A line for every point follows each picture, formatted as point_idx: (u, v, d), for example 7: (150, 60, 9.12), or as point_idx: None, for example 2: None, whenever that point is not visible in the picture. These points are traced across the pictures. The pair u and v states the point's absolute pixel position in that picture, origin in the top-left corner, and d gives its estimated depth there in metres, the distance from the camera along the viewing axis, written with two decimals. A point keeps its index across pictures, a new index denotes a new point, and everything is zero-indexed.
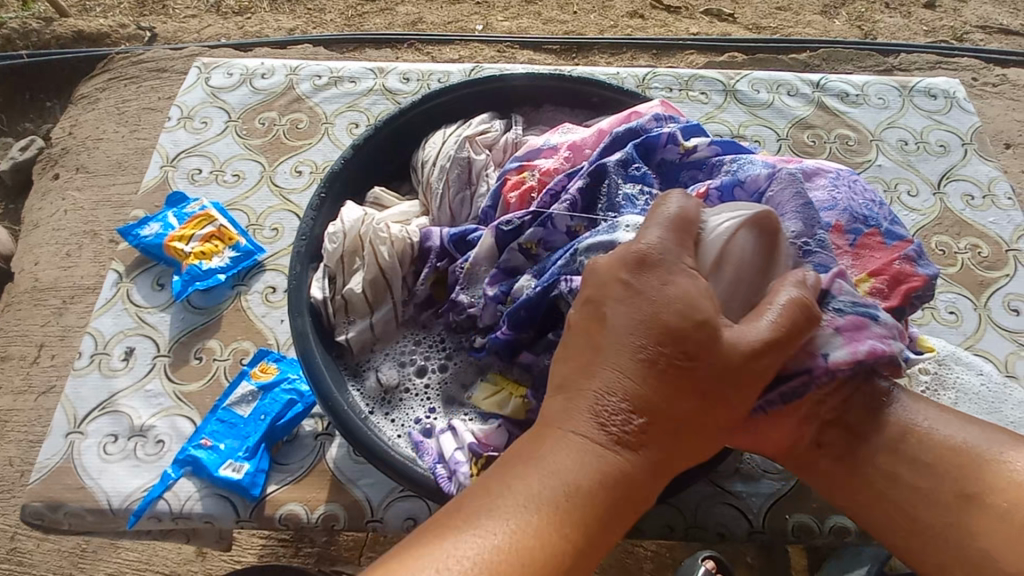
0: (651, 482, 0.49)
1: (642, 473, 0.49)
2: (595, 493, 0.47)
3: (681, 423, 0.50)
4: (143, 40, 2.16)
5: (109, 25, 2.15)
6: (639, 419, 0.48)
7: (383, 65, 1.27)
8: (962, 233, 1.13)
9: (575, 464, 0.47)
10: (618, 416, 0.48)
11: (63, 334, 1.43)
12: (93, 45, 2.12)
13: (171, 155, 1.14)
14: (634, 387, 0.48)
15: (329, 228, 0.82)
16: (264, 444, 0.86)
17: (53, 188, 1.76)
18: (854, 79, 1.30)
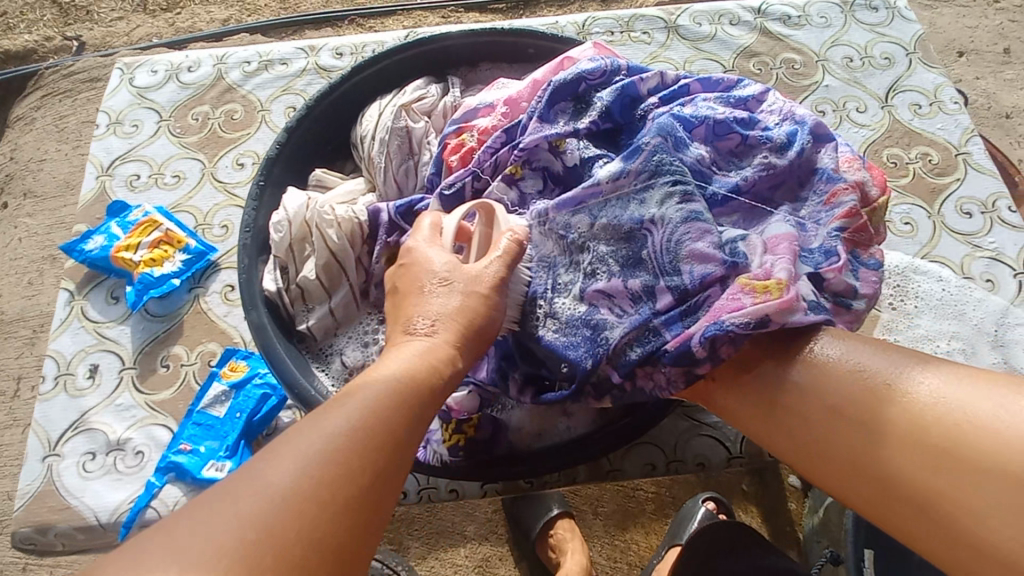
0: (457, 359, 0.56)
1: (447, 354, 0.55)
2: (417, 376, 0.52)
3: (464, 322, 0.57)
4: (72, 50, 2.11)
5: (33, 40, 2.08)
6: (443, 327, 0.56)
7: (314, 43, 1.22)
8: (912, 143, 1.13)
9: (395, 360, 0.53)
10: (422, 325, 0.56)
11: (41, 362, 1.40)
12: (20, 63, 2.04)
13: (105, 164, 1.10)
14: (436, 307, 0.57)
15: (273, 217, 0.81)
16: (244, 441, 0.87)
17: None
18: (795, 0, 1.28)
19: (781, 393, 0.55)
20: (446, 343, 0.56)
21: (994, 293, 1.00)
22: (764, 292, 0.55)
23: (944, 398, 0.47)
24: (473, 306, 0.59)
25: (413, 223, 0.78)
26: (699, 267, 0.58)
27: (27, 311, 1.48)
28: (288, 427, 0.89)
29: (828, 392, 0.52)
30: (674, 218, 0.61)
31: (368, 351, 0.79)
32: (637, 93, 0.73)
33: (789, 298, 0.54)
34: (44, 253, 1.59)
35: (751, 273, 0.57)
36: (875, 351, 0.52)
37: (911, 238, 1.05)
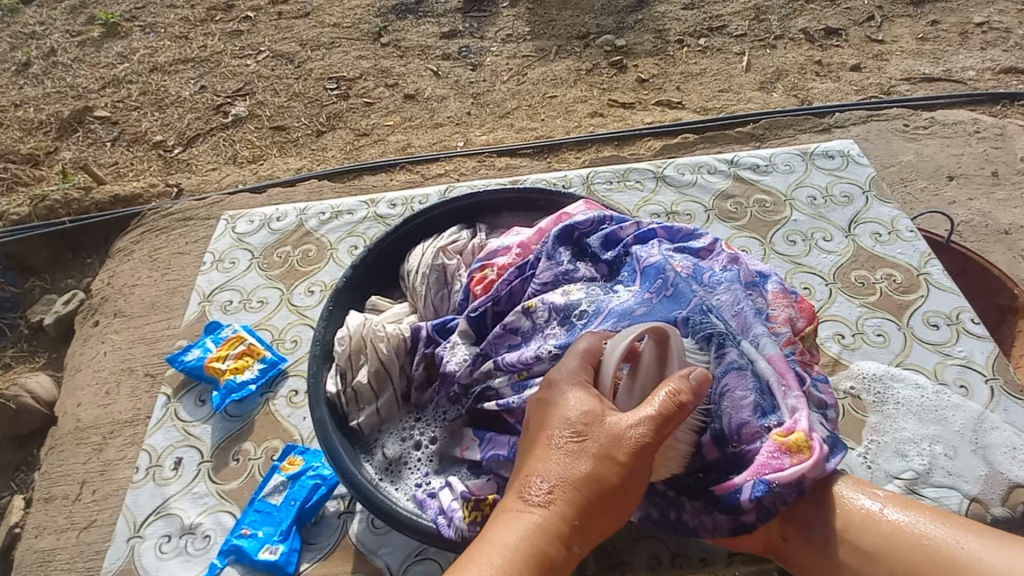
0: (573, 534, 0.62)
1: (561, 526, 0.62)
2: (531, 556, 0.60)
3: (587, 491, 0.63)
4: (171, 194, 2.54)
5: (142, 187, 2.56)
6: (562, 498, 0.63)
7: (374, 197, 1.55)
8: (877, 266, 1.31)
9: (511, 538, 0.61)
10: (540, 494, 0.64)
11: (104, 469, 1.59)
12: (128, 205, 2.50)
13: (207, 292, 1.39)
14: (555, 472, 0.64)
15: (338, 333, 1.02)
16: (295, 526, 1.01)
17: (93, 333, 2.00)
18: (762, 153, 1.56)
19: (821, 533, 0.73)
20: (561, 517, 0.62)
21: (969, 398, 1.09)
22: (798, 453, 0.71)
23: (943, 537, 0.67)
24: (601, 468, 0.64)
25: (446, 338, 0.98)
26: (739, 428, 0.75)
27: (108, 417, 1.71)
28: (333, 515, 1.03)
29: (854, 534, 0.72)
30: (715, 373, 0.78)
31: (405, 444, 0.95)
32: (617, 240, 0.95)
33: (816, 457, 0.71)
34: (123, 365, 1.84)
35: (784, 429, 0.73)
36: (884, 504, 0.73)
37: (885, 348, 1.18)
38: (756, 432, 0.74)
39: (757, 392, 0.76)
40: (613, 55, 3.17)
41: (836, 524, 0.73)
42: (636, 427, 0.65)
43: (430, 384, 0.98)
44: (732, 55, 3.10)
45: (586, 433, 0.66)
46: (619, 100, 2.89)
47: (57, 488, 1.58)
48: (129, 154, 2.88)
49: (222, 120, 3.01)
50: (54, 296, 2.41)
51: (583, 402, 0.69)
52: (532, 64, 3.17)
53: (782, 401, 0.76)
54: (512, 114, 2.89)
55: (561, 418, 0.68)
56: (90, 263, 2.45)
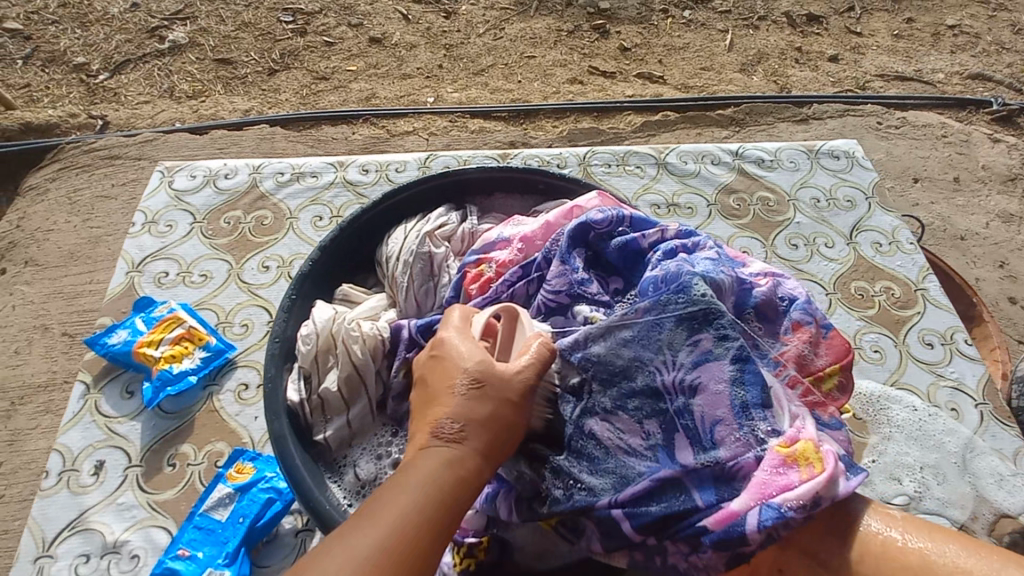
0: (484, 467, 0.57)
1: (468, 464, 0.56)
2: (438, 487, 0.53)
3: (493, 423, 0.58)
4: (95, 128, 2.19)
5: (58, 116, 2.19)
6: (470, 433, 0.57)
7: (343, 159, 1.35)
8: (876, 277, 1.27)
9: (417, 481, 0.53)
10: (452, 429, 0.57)
11: (8, 439, 1.36)
12: (43, 136, 2.14)
13: (137, 260, 1.17)
14: (462, 410, 0.58)
15: (302, 329, 0.87)
16: (244, 548, 0.87)
17: None
18: (767, 147, 1.47)
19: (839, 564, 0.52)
20: (475, 450, 0.57)
21: (959, 421, 1.08)
22: (807, 464, 0.54)
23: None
24: (502, 411, 0.59)
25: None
26: (724, 444, 0.57)
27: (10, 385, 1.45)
28: (289, 534, 0.90)
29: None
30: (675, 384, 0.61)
31: (381, 463, 0.83)
32: (638, 247, 0.81)
33: (832, 470, 0.53)
34: (32, 323, 1.58)
35: (785, 436, 0.56)
36: (935, 536, 0.52)
37: (880, 365, 1.15)
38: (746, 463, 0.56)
39: (752, 389, 0.59)
40: (596, 17, 2.97)
41: (850, 557, 0.52)
42: (519, 373, 0.62)
43: (412, 394, 0.86)
44: (715, 31, 2.97)
45: (484, 376, 0.60)
46: (600, 67, 2.72)
47: None
48: (43, 75, 2.45)
49: (156, 45, 2.61)
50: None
51: (486, 362, 0.61)
52: (510, 19, 2.92)
53: (783, 405, 0.60)
54: (487, 72, 2.66)
55: (465, 365, 0.60)
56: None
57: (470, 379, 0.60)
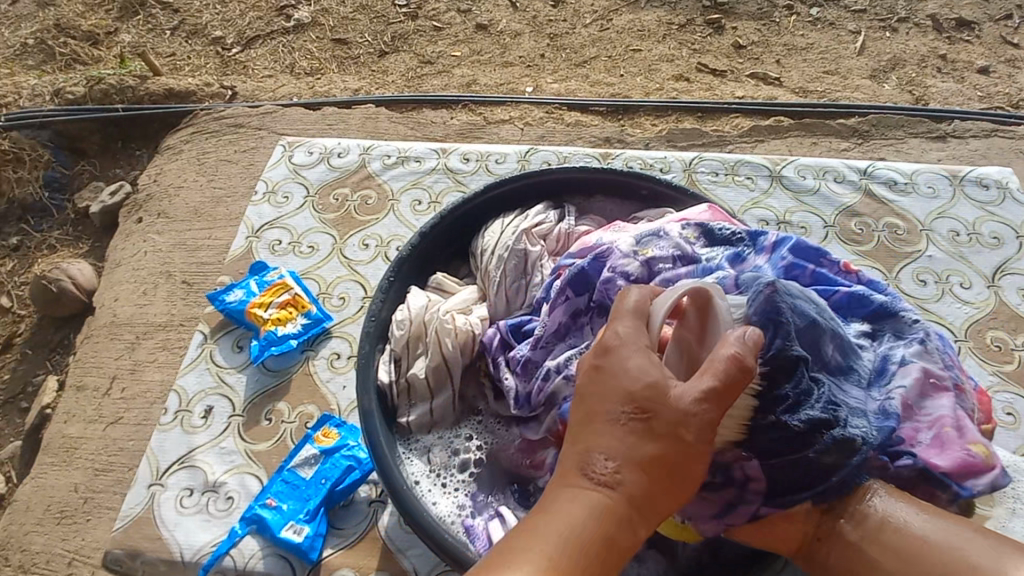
0: (637, 521, 0.51)
1: (623, 521, 0.50)
2: (590, 541, 0.49)
3: (653, 469, 0.51)
4: (225, 97, 2.39)
5: (196, 84, 2.40)
6: (629, 478, 0.51)
7: (446, 147, 1.38)
8: (1020, 330, 1.11)
9: (558, 518, 0.50)
10: (604, 471, 0.51)
11: (133, 367, 1.55)
12: (181, 101, 2.36)
13: (256, 226, 1.27)
14: (621, 451, 0.51)
15: (397, 314, 0.91)
16: (323, 508, 0.93)
17: (136, 230, 1.93)
18: (902, 168, 1.32)
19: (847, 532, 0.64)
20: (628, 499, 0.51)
21: None
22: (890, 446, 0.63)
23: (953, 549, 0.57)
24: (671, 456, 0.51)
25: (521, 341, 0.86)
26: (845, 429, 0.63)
27: (138, 322, 1.65)
28: (364, 502, 0.95)
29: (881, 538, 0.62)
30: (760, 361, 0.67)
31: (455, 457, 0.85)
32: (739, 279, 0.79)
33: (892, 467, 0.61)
34: (160, 268, 1.77)
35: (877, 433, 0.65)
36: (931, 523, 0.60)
37: (1012, 432, 1.01)
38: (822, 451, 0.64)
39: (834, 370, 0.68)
40: (712, 11, 2.81)
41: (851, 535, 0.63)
42: (701, 405, 0.51)
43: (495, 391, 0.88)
44: (846, 32, 2.71)
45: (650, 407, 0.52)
46: (710, 65, 2.58)
47: (89, 378, 1.56)
48: (187, 46, 2.72)
49: (283, 23, 2.80)
50: (100, 184, 2.33)
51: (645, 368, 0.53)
52: (619, 10, 2.84)
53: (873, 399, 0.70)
54: (589, 64, 2.61)
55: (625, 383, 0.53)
56: (138, 156, 2.36)
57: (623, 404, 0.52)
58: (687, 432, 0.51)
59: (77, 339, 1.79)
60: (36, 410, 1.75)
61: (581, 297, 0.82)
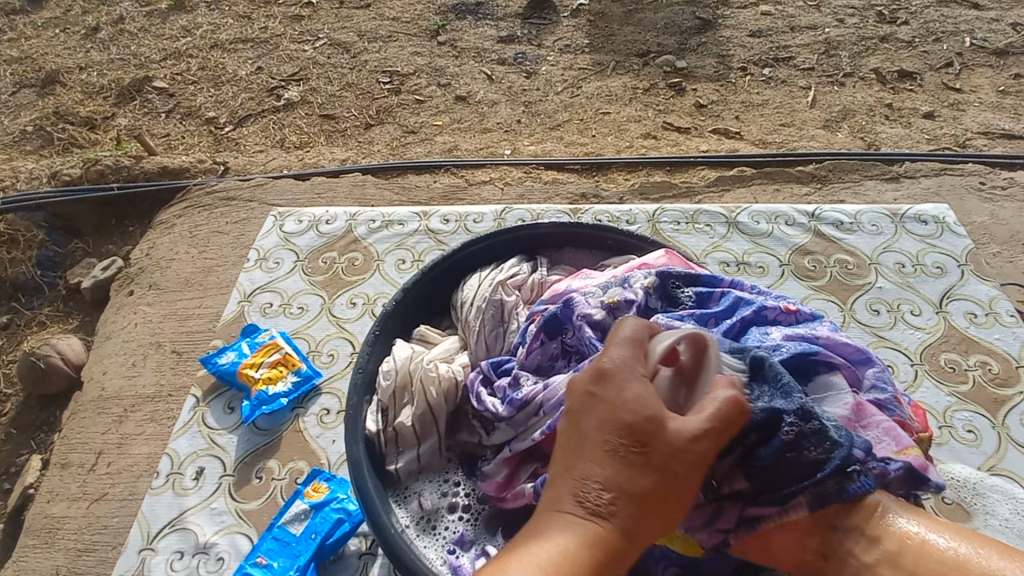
0: (628, 550, 0.54)
1: (619, 546, 0.53)
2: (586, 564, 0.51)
3: (649, 500, 0.54)
4: (218, 172, 2.51)
5: (190, 161, 2.53)
6: (622, 510, 0.53)
7: (427, 210, 1.49)
8: (970, 350, 1.18)
9: (557, 534, 0.52)
10: (598, 500, 0.53)
11: (121, 441, 1.56)
12: (174, 178, 2.48)
13: (248, 291, 1.34)
14: (612, 478, 0.54)
15: (383, 365, 0.96)
16: (314, 562, 0.94)
17: (127, 303, 1.99)
18: (847, 209, 1.44)
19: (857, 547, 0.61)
20: (621, 528, 0.53)
21: None
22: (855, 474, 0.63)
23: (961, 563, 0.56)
24: (662, 485, 0.54)
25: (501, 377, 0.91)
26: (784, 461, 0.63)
27: (128, 394, 1.67)
28: (354, 555, 0.97)
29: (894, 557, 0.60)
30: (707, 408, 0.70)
31: (444, 499, 0.88)
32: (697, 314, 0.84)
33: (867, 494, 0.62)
34: (151, 339, 1.82)
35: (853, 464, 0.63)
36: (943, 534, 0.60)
37: (975, 448, 1.05)
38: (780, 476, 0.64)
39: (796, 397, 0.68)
40: (672, 76, 3.06)
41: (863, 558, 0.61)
42: (697, 440, 0.56)
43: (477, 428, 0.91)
44: (797, 88, 2.96)
45: (647, 440, 0.55)
46: (674, 123, 2.78)
47: (74, 455, 1.56)
48: (181, 127, 2.89)
49: (273, 103, 3.00)
50: (93, 260, 2.39)
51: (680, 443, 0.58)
52: (588, 78, 3.09)
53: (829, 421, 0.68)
54: (562, 127, 2.81)
55: (622, 415, 0.56)
56: (132, 232, 2.44)
57: (619, 435, 0.55)
58: (679, 466, 0.55)
59: (65, 414, 1.80)
60: (19, 490, 1.73)
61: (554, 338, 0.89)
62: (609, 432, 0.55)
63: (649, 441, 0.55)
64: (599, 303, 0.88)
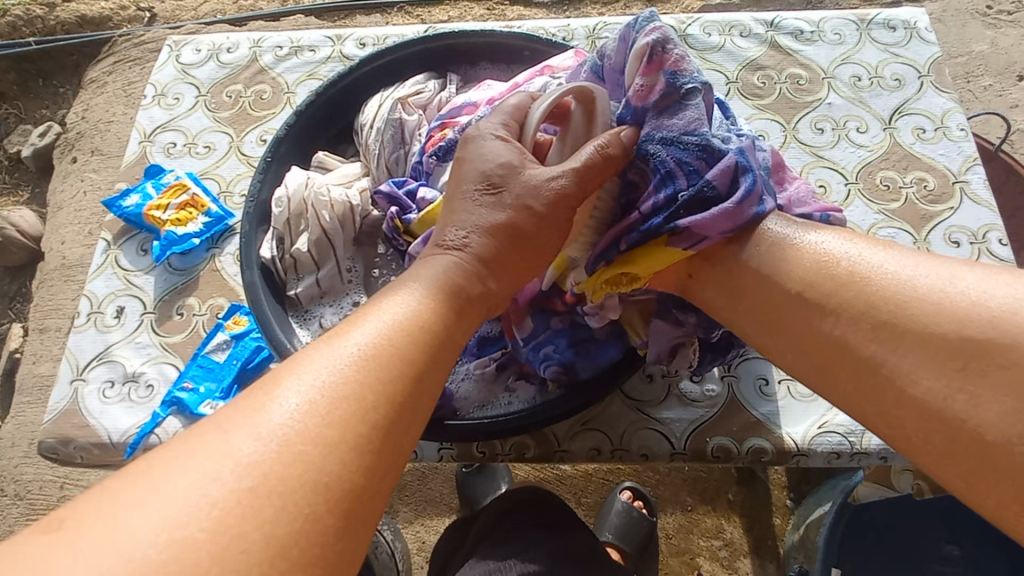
0: (485, 277, 0.62)
1: (452, 311, 0.59)
2: (418, 327, 0.56)
3: (499, 234, 0.63)
4: (144, 21, 2.20)
5: (109, 8, 2.16)
6: (475, 241, 0.62)
7: (341, 32, 1.31)
8: (910, 167, 1.13)
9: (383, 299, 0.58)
10: (455, 238, 0.63)
11: None
12: (98, 29, 2.13)
13: (148, 131, 1.23)
14: (474, 222, 0.63)
15: (276, 193, 0.91)
16: (237, 385, 0.99)
17: (73, 170, 1.86)
18: (810, 16, 1.28)
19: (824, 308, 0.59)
20: (474, 259, 0.62)
21: None
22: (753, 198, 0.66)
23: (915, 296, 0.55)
24: (519, 216, 0.63)
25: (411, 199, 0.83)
26: (715, 169, 0.63)
27: (77, 257, 1.60)
28: None
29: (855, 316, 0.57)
30: (726, 149, 0.64)
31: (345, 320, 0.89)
32: None
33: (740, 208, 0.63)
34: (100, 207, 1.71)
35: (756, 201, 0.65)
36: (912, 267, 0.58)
37: None
38: (741, 176, 0.64)
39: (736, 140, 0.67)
40: None
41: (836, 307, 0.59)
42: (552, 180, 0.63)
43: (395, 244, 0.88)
44: None
45: (502, 182, 0.64)
46: None
47: (51, 320, 1.58)
48: None
49: None
50: (29, 126, 2.22)
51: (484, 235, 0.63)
52: None
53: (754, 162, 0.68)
54: None
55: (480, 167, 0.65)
56: (64, 93, 2.22)
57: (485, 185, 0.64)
58: (539, 203, 0.62)
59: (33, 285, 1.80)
60: (6, 356, 1.81)
61: (444, 163, 0.80)
62: (468, 183, 0.65)
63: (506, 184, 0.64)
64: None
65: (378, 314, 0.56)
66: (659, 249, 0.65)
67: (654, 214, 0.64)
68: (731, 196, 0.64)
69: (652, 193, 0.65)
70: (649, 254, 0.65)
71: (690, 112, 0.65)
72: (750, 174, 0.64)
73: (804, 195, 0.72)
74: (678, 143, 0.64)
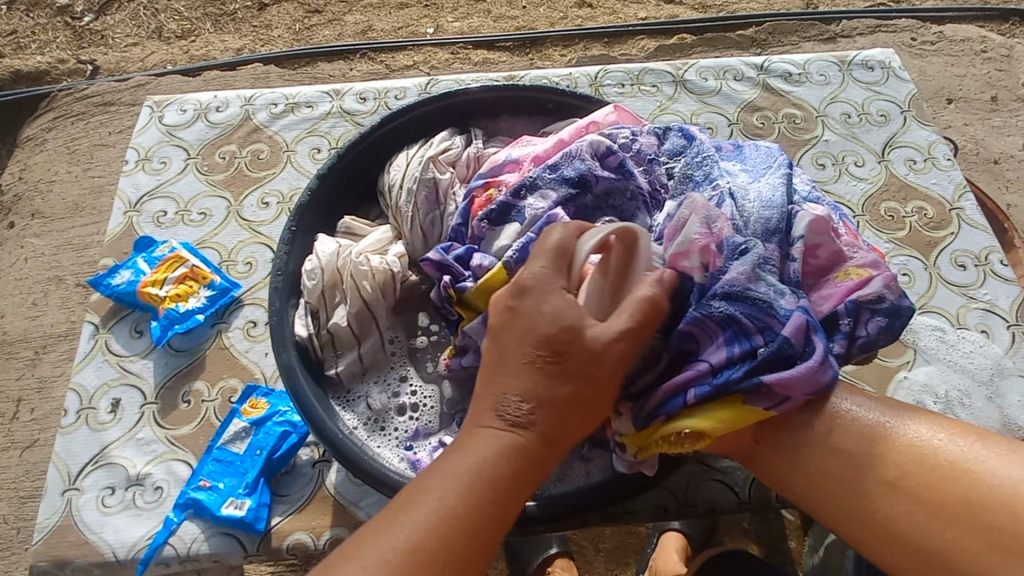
0: (548, 455, 0.55)
1: (505, 482, 0.52)
2: (472, 513, 0.50)
3: (564, 406, 0.55)
4: (85, 74, 2.03)
5: (47, 62, 2.02)
6: (542, 417, 0.54)
7: (338, 87, 1.27)
8: (908, 198, 1.19)
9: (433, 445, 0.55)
10: (517, 412, 0.54)
11: (41, 385, 1.38)
12: (34, 84, 1.99)
13: (133, 199, 1.13)
14: (533, 391, 0.55)
15: (306, 264, 0.84)
16: (264, 478, 0.88)
17: (9, 237, 1.66)
18: (795, 58, 1.36)
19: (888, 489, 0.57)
20: (539, 439, 0.54)
21: (990, 342, 1.04)
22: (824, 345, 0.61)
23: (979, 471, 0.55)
24: (581, 388, 0.56)
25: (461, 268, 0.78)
26: (788, 325, 0.59)
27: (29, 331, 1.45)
28: (307, 465, 0.91)
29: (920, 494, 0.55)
30: (787, 309, 0.60)
31: (392, 398, 0.83)
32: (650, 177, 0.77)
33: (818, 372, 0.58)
34: (49, 274, 1.56)
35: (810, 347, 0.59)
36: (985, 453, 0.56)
37: (909, 289, 1.09)
38: (813, 334, 0.59)
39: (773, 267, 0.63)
40: None
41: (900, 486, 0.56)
42: (614, 342, 0.57)
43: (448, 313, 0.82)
44: None
45: (564, 351, 0.55)
46: None
47: None
48: (30, 20, 2.20)
49: None
50: None
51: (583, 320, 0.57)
52: None
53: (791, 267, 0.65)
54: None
55: (539, 328, 0.56)
56: None
57: (538, 347, 0.55)
58: (602, 360, 0.56)
59: None
60: None
61: (500, 227, 0.77)
62: (511, 351, 0.57)
63: (566, 351, 0.55)
64: (554, 178, 0.76)
65: (433, 492, 0.51)
66: (739, 412, 0.60)
67: (730, 368, 0.59)
68: (808, 355, 0.59)
69: (723, 346, 0.61)
70: (719, 409, 0.60)
71: (738, 267, 0.61)
72: (820, 333, 0.59)
73: (834, 291, 0.65)
74: (738, 300, 0.60)
